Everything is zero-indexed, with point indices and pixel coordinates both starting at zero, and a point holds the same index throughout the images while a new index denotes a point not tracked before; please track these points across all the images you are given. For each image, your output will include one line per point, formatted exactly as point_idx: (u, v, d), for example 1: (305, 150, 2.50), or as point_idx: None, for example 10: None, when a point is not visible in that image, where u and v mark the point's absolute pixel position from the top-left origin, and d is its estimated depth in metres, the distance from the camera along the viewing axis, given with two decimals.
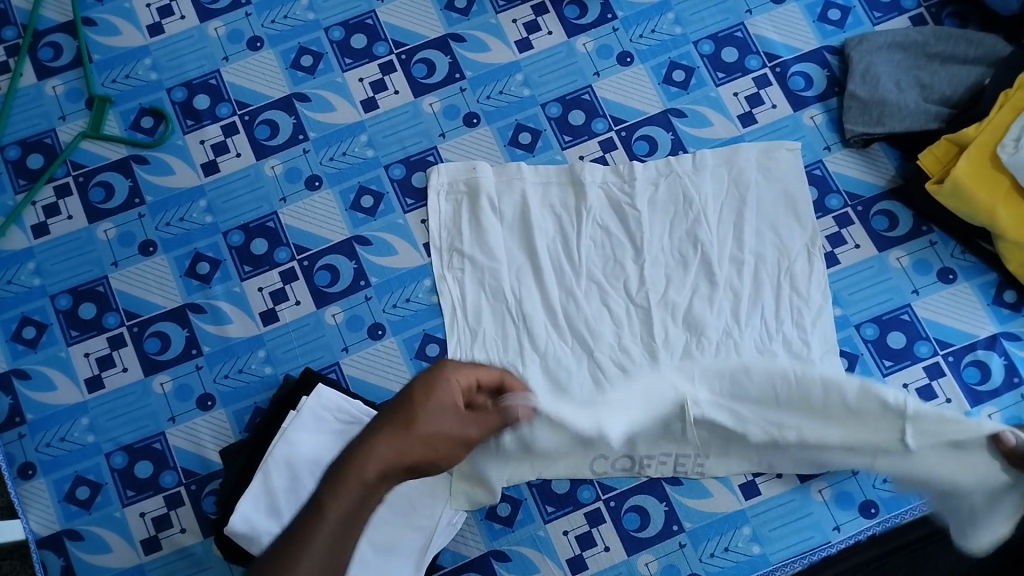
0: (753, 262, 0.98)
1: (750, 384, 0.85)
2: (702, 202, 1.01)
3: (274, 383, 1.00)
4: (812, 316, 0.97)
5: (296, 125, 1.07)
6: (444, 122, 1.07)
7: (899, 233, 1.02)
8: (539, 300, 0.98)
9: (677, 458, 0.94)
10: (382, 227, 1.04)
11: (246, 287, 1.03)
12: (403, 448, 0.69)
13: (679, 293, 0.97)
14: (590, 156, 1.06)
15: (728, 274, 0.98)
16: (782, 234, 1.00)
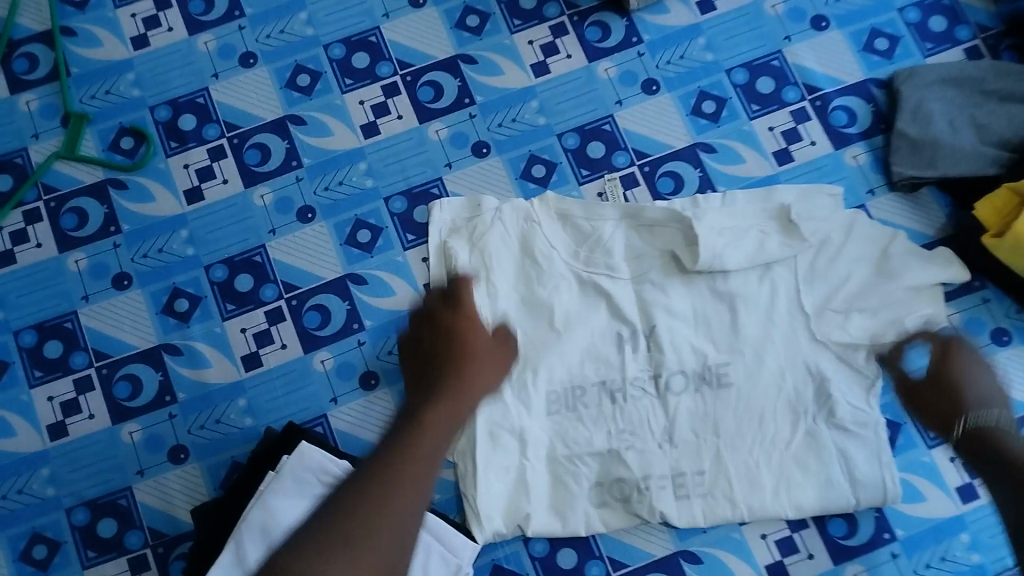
0: (783, 316, 0.89)
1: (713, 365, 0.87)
2: (739, 243, 0.90)
3: (255, 436, 0.91)
4: (840, 377, 0.88)
5: (289, 150, 0.98)
6: (450, 150, 0.98)
7: (955, 301, 0.92)
8: (548, 359, 0.89)
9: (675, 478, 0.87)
10: (380, 265, 0.95)
11: (228, 328, 0.94)
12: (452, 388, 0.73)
13: (697, 350, 0.89)
14: (605, 190, 0.96)
15: (754, 327, 0.89)
16: (821, 284, 0.90)
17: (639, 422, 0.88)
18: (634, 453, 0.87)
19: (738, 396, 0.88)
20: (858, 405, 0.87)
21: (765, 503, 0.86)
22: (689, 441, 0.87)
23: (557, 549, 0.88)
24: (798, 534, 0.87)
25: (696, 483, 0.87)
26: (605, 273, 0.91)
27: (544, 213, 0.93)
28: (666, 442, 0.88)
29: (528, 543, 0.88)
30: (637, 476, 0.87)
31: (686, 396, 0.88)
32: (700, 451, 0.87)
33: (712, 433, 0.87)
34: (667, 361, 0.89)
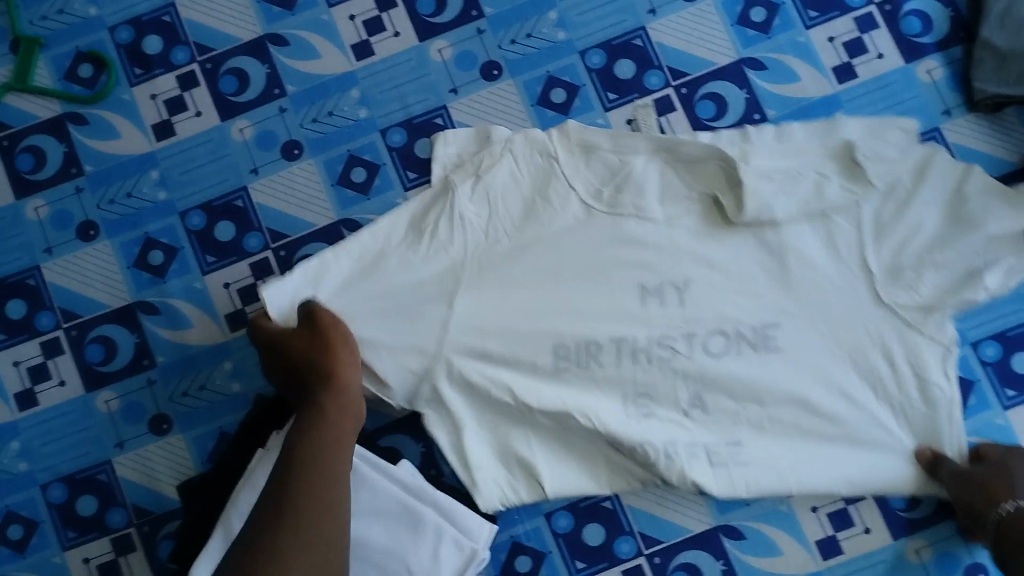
0: (843, 266, 0.76)
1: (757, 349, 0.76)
2: (794, 187, 0.76)
3: (243, 404, 0.82)
4: (907, 332, 0.75)
5: (271, 77, 0.85)
6: (456, 73, 0.84)
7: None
8: (564, 321, 0.77)
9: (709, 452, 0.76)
10: (377, 209, 0.83)
11: (209, 283, 0.83)
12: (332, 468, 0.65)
13: (737, 307, 0.76)
14: (633, 115, 0.83)
15: (807, 279, 0.76)
16: (895, 229, 0.76)
17: (672, 387, 0.76)
18: (662, 421, 0.76)
19: (786, 362, 0.76)
20: (925, 362, 0.75)
21: (816, 480, 0.75)
22: (727, 412, 0.76)
23: (582, 523, 0.79)
24: (855, 507, 0.78)
25: (734, 454, 0.76)
26: (632, 215, 0.77)
27: (561, 147, 0.78)
28: (696, 409, 0.76)
29: (550, 518, 0.79)
30: (666, 444, 0.75)
31: (727, 361, 0.76)
32: (740, 421, 0.76)
33: (754, 403, 0.76)
34: (702, 320, 0.76)
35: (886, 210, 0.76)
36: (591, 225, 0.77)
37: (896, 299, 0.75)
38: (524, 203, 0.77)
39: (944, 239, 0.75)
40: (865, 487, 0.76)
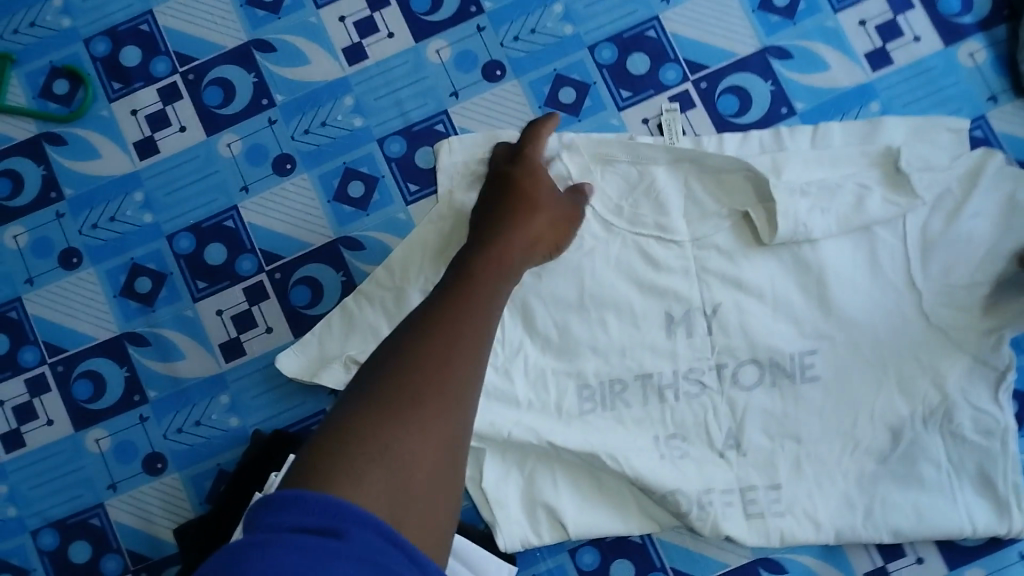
0: (887, 289, 0.70)
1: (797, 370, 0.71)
2: (831, 202, 0.69)
3: (241, 438, 0.77)
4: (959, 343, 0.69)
5: (258, 86, 0.79)
6: (456, 75, 0.78)
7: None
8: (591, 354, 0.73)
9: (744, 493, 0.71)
10: (377, 226, 0.77)
11: (202, 311, 0.78)
12: (474, 331, 0.50)
13: (770, 330, 0.71)
14: (659, 118, 0.77)
15: (850, 304, 0.70)
16: (948, 240, 0.69)
17: (701, 410, 0.72)
18: (691, 447, 0.72)
19: (825, 394, 0.71)
20: (979, 373, 0.69)
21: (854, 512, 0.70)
22: (760, 450, 0.71)
23: (610, 562, 0.74)
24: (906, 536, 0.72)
25: (770, 500, 0.71)
26: (655, 234, 0.72)
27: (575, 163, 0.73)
28: (731, 449, 0.72)
29: (575, 555, 0.74)
30: (698, 479, 0.71)
31: (758, 393, 0.71)
32: (774, 459, 0.71)
33: (790, 440, 0.71)
34: (733, 348, 0.72)
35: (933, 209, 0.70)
36: (616, 245, 0.73)
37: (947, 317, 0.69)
38: None
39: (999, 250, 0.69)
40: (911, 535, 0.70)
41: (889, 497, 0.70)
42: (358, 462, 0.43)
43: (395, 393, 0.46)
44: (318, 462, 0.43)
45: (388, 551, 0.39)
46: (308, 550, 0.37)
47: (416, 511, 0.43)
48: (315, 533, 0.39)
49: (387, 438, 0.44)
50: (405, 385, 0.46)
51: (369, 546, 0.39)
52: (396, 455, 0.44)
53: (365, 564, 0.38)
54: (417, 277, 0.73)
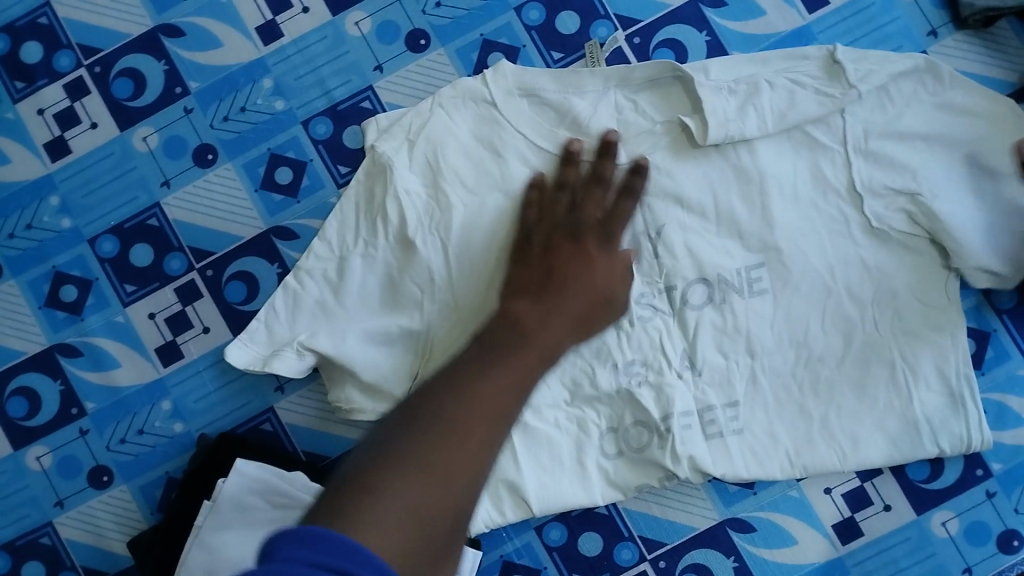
0: (827, 224, 0.71)
1: (749, 320, 0.71)
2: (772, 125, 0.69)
3: (189, 444, 0.74)
4: (902, 282, 0.71)
5: (170, 74, 0.75)
6: (378, 47, 0.75)
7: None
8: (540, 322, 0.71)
9: (703, 414, 0.71)
10: (310, 212, 0.75)
11: (134, 316, 0.74)
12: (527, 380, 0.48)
13: (717, 253, 0.71)
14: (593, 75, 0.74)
15: (798, 253, 0.71)
16: (888, 178, 0.69)
17: (651, 348, 0.71)
18: (652, 414, 0.71)
19: (775, 340, 0.71)
20: (927, 305, 0.71)
21: (816, 449, 0.71)
22: (716, 367, 0.72)
23: (577, 534, 0.73)
24: (870, 483, 0.73)
25: (729, 418, 0.71)
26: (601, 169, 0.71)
27: (499, 89, 0.72)
28: (686, 369, 0.72)
29: (542, 531, 0.73)
30: (659, 436, 0.71)
31: (711, 352, 0.72)
32: (730, 378, 0.72)
33: (748, 393, 0.72)
34: (681, 270, 0.71)
35: (871, 153, 0.69)
36: None
37: (882, 236, 0.70)
38: (479, 161, 0.72)
39: (933, 163, 0.69)
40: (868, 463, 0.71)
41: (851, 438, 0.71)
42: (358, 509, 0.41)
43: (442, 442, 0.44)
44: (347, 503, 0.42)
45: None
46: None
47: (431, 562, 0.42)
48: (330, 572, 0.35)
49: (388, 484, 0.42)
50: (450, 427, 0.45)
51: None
52: (401, 506, 0.42)
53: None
54: (355, 241, 0.72)
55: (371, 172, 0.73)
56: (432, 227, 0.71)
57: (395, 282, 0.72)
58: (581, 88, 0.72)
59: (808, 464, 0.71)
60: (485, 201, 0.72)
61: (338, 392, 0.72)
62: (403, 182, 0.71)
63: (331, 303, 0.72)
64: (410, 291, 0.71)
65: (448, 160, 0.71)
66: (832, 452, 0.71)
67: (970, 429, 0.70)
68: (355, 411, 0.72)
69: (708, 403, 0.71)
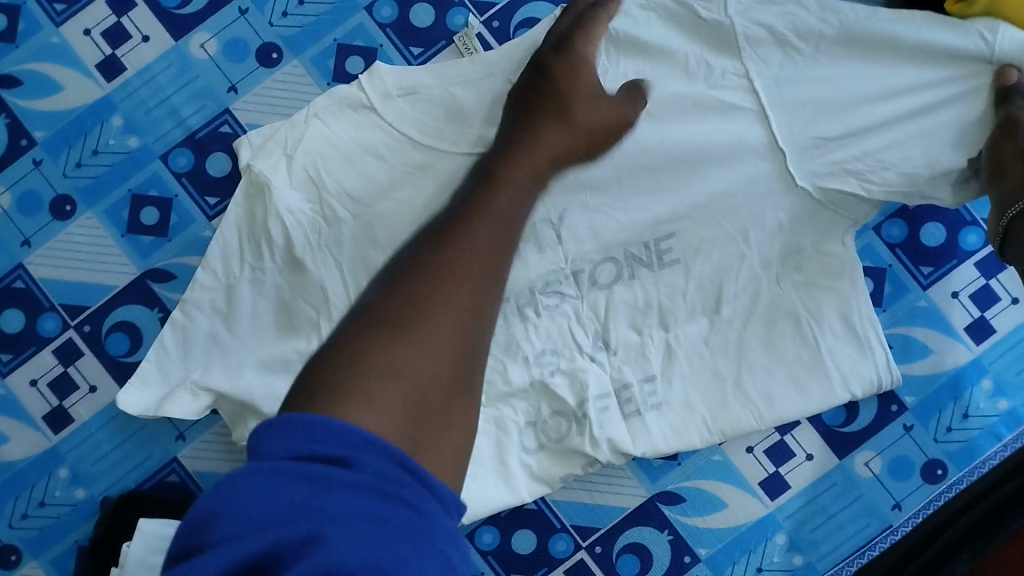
0: (737, 180, 0.68)
1: (653, 291, 0.71)
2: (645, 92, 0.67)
3: (94, 508, 0.70)
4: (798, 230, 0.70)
5: (12, 126, 0.71)
6: (228, 68, 0.72)
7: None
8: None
9: (620, 393, 0.71)
10: (184, 249, 0.71)
11: (14, 385, 0.70)
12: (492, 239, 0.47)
13: (618, 228, 0.69)
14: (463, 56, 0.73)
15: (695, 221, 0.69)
16: (812, 129, 0.66)
17: (561, 336, 0.70)
18: (573, 400, 0.70)
19: (681, 307, 0.71)
20: (824, 251, 0.70)
21: (733, 412, 0.70)
22: (629, 343, 0.71)
23: (510, 533, 0.72)
24: (790, 436, 0.73)
25: (646, 394, 0.71)
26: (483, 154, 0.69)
27: (376, 92, 0.69)
28: (601, 350, 0.71)
29: (474, 537, 0.72)
30: (579, 423, 0.70)
31: (623, 330, 0.71)
32: (646, 352, 0.71)
33: (662, 364, 0.71)
34: (588, 252, 0.70)
35: (787, 106, 0.66)
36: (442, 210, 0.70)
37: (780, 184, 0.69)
38: (358, 171, 0.69)
39: (869, 91, 0.65)
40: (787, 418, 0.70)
41: (768, 395, 0.70)
42: (350, 397, 0.38)
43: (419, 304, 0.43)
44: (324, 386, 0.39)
45: (395, 476, 0.35)
46: (311, 476, 0.34)
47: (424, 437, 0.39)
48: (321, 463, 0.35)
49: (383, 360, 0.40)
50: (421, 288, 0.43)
51: (378, 474, 0.35)
52: (395, 378, 0.40)
53: (374, 492, 0.34)
54: (241, 268, 0.69)
55: (250, 194, 0.70)
56: (319, 245, 0.69)
57: (288, 307, 0.69)
58: (464, 79, 0.69)
59: (728, 428, 0.70)
60: (373, 210, 0.69)
61: (242, 430, 0.69)
62: (284, 201, 0.68)
63: (224, 337, 0.69)
64: (304, 314, 0.69)
65: (330, 173, 0.69)
66: (752, 412, 0.70)
67: (881, 366, 0.71)
68: None
69: (624, 381, 0.70)
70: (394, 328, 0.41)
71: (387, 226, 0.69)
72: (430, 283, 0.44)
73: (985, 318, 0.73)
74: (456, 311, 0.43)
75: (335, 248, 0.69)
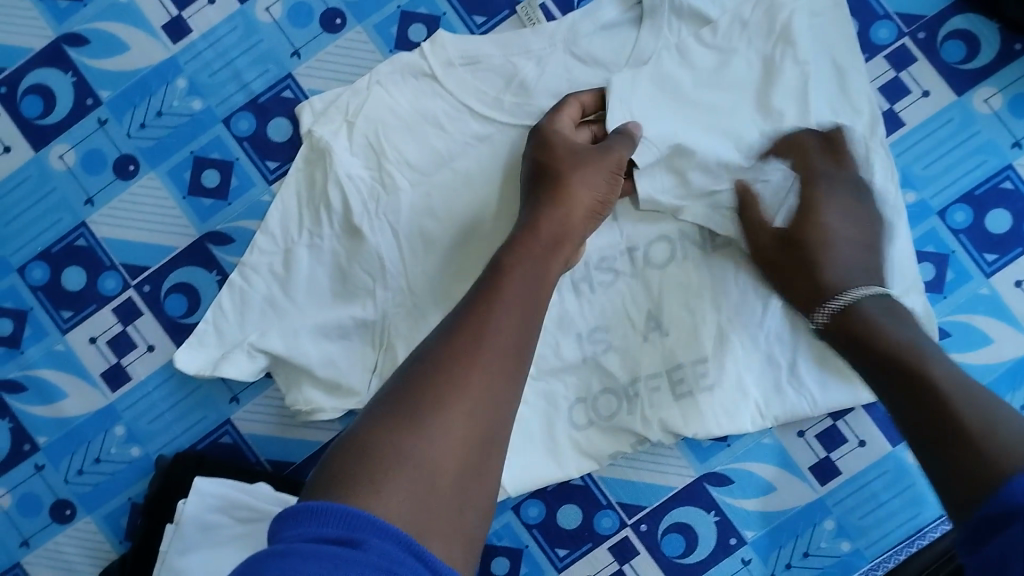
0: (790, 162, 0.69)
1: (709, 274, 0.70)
2: None
3: (149, 466, 0.72)
4: (862, 214, 0.68)
5: (79, 86, 0.72)
6: (292, 32, 0.72)
7: (980, 63, 0.73)
8: None
9: (673, 374, 0.70)
10: (243, 213, 0.72)
11: (74, 342, 0.72)
12: (500, 342, 0.50)
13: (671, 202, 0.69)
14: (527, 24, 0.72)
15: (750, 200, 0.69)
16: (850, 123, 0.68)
17: (614, 314, 0.71)
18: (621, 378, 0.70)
19: (738, 289, 0.70)
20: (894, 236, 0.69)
21: (786, 398, 0.70)
22: (683, 325, 0.70)
23: (556, 508, 0.72)
24: (843, 422, 0.72)
25: (700, 376, 0.70)
26: None
27: (439, 61, 0.69)
28: (653, 331, 0.70)
29: (520, 510, 0.72)
30: (628, 399, 0.70)
31: (678, 311, 0.70)
32: (699, 334, 0.70)
33: (718, 345, 0.70)
34: (642, 230, 0.71)
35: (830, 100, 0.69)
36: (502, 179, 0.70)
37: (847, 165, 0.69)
38: (420, 140, 0.69)
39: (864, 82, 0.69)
40: (841, 403, 0.70)
41: (824, 380, 0.70)
42: (388, 466, 0.45)
43: (438, 382, 0.48)
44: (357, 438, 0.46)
45: (401, 559, 0.41)
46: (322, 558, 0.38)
47: (438, 512, 0.45)
48: (334, 543, 0.40)
49: (411, 443, 0.46)
50: (431, 377, 0.48)
51: (384, 555, 0.40)
52: (412, 461, 0.45)
53: (379, 569, 0.39)
54: (300, 232, 0.70)
55: (310, 158, 0.70)
56: (377, 212, 0.68)
57: (345, 272, 0.69)
58: (525, 50, 0.69)
59: (782, 412, 0.70)
60: (431, 180, 0.69)
61: (295, 394, 0.70)
62: (344, 167, 0.68)
63: (281, 299, 0.69)
64: (360, 281, 0.69)
65: (392, 142, 0.69)
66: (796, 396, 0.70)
67: None
68: (316, 411, 0.69)
69: (677, 361, 0.70)
70: (409, 418, 0.47)
71: (446, 199, 0.69)
72: (458, 368, 0.48)
73: None
74: (463, 406, 0.47)
75: (392, 216, 0.69)
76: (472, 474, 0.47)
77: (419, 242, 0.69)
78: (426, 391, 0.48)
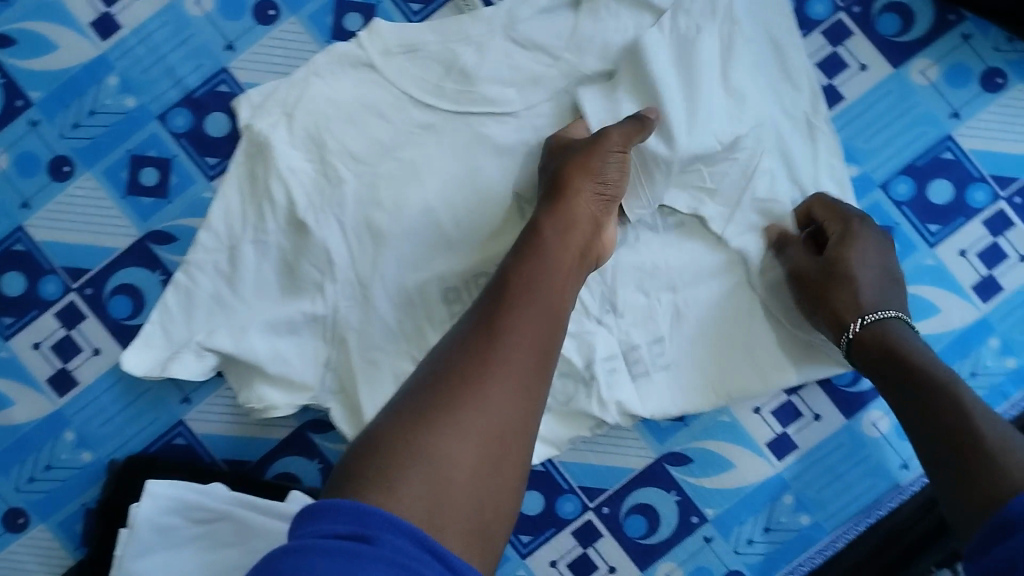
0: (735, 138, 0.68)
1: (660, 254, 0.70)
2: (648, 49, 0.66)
3: (100, 471, 0.70)
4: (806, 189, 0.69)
5: (7, 87, 0.70)
6: (224, 25, 0.71)
7: (916, 34, 0.73)
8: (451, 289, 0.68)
9: (629, 355, 0.70)
10: (183, 211, 0.70)
11: (17, 349, 0.70)
12: (519, 343, 0.49)
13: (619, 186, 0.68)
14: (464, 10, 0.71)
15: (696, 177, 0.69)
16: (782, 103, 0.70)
17: None
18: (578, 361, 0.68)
19: (688, 269, 0.70)
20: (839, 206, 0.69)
21: (740, 374, 0.70)
22: (636, 308, 0.70)
23: None
24: (797, 396, 0.72)
25: (655, 355, 0.70)
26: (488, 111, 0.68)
27: (376, 50, 0.68)
28: (608, 313, 0.69)
29: None
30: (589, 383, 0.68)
31: (630, 292, 0.70)
32: (653, 315, 0.70)
33: (671, 325, 0.70)
34: None
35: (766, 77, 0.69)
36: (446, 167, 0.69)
37: (788, 142, 0.69)
38: (361, 130, 0.68)
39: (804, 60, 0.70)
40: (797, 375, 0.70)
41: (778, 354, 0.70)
42: (404, 467, 0.44)
43: (456, 381, 0.47)
44: (373, 438, 0.46)
45: (413, 552, 0.40)
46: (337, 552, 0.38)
47: (451, 511, 0.44)
48: (347, 538, 0.39)
49: (427, 443, 0.45)
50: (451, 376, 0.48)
51: (399, 550, 0.39)
52: (428, 459, 0.45)
53: (396, 564, 0.38)
54: (242, 228, 0.68)
55: (250, 153, 0.69)
56: (320, 205, 0.67)
57: (291, 266, 0.68)
58: (463, 36, 0.68)
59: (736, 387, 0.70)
60: (375, 170, 0.68)
61: (247, 393, 0.68)
62: (284, 160, 0.67)
63: (227, 296, 0.68)
64: (306, 276, 0.68)
65: (332, 133, 0.68)
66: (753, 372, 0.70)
67: None
68: (269, 409, 0.68)
69: (632, 342, 0.70)
70: (425, 417, 0.46)
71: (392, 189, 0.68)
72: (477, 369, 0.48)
73: (993, 275, 0.71)
74: (481, 406, 0.47)
75: (336, 208, 0.67)
76: (489, 473, 0.46)
77: (365, 233, 0.68)
78: (443, 394, 0.47)
